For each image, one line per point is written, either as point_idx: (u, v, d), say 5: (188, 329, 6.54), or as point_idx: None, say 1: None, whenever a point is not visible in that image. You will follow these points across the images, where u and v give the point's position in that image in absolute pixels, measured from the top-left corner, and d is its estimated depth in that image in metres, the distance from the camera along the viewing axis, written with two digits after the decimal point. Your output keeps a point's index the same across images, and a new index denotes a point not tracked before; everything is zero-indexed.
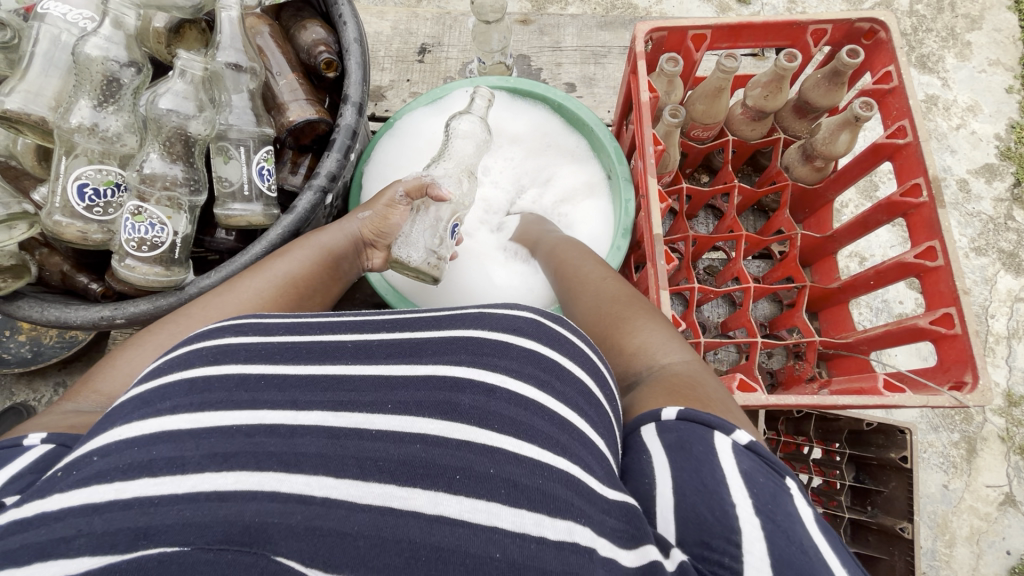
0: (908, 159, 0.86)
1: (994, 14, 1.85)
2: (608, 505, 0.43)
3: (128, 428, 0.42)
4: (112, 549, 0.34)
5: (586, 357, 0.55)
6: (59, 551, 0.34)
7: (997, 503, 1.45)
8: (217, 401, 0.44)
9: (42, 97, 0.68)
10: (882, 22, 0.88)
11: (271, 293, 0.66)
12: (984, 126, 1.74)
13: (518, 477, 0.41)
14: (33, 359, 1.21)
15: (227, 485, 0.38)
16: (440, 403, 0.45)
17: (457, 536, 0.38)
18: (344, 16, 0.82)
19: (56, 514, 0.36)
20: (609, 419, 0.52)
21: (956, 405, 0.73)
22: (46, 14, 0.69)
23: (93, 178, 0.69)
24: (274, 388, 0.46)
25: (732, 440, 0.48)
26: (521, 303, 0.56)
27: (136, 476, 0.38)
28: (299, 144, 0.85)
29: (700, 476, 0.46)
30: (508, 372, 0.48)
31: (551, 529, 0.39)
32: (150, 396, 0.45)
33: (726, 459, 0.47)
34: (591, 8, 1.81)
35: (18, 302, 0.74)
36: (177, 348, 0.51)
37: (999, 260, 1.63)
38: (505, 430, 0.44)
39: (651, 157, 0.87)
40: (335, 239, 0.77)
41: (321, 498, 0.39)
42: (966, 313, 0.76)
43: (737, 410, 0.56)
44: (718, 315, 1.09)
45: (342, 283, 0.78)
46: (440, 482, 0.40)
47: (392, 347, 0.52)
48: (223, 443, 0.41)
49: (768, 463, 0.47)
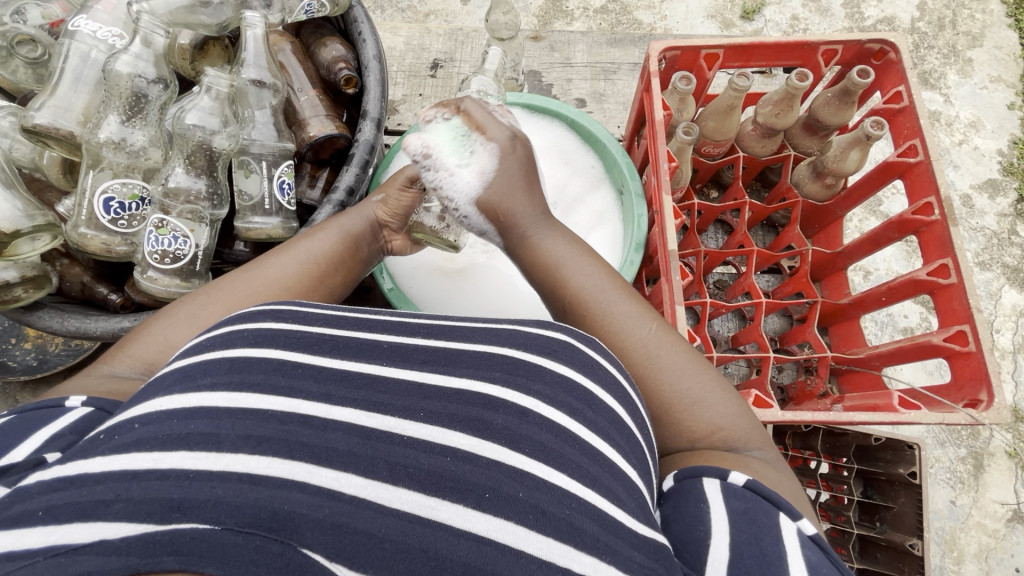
0: (919, 178, 0.86)
1: (995, 31, 1.87)
2: (637, 540, 0.44)
3: (169, 400, 0.43)
4: (148, 519, 0.34)
5: (618, 384, 0.55)
6: (98, 514, 0.35)
7: (1005, 520, 1.44)
8: (254, 383, 0.45)
9: (70, 113, 0.70)
10: (893, 43, 0.90)
11: (295, 275, 0.67)
12: (986, 142, 1.76)
13: (546, 505, 0.42)
14: (38, 368, 1.17)
15: (260, 468, 0.39)
16: (473, 420, 0.46)
17: (483, 554, 0.38)
18: (364, 34, 0.84)
19: (99, 476, 0.37)
20: (641, 450, 0.52)
21: (972, 422, 0.73)
22: (76, 31, 0.70)
23: (119, 192, 0.70)
24: (311, 378, 0.47)
25: (797, 526, 0.49)
26: (556, 324, 0.56)
27: (174, 449, 0.39)
28: (318, 158, 0.87)
29: (759, 546, 0.47)
30: (541, 397, 0.48)
31: (577, 563, 0.40)
32: (193, 370, 0.46)
33: (788, 540, 0.48)
34: (596, 24, 1.84)
35: (39, 313, 0.74)
36: (221, 327, 0.51)
37: (1004, 274, 1.63)
38: (536, 456, 0.44)
39: (665, 173, 0.89)
40: (355, 221, 0.75)
41: (350, 496, 0.39)
42: (980, 330, 0.76)
43: (787, 471, 0.58)
44: (727, 330, 1.09)
45: (362, 266, 0.77)
46: (470, 498, 0.41)
47: (428, 354, 0.52)
48: (259, 426, 0.42)
49: (831, 558, 0.48)
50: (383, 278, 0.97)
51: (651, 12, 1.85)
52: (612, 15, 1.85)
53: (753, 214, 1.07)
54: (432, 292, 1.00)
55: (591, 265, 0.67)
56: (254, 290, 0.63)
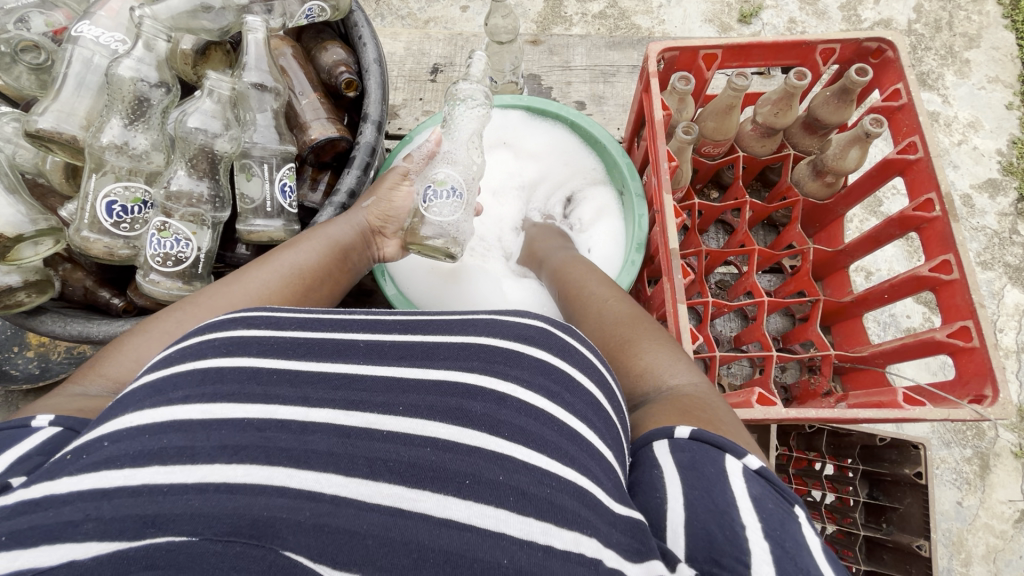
0: (920, 175, 0.87)
1: (993, 32, 1.88)
2: (615, 517, 0.43)
3: (139, 416, 0.42)
4: (120, 536, 0.34)
5: (595, 368, 0.55)
6: (65, 535, 0.34)
7: (1013, 521, 1.43)
8: (228, 393, 0.44)
9: (74, 117, 0.70)
10: (891, 41, 0.90)
11: (276, 285, 0.67)
12: (985, 142, 1.76)
13: (526, 486, 0.41)
14: (40, 376, 1.16)
15: (237, 476, 0.38)
16: (453, 409, 0.45)
17: (465, 540, 0.38)
18: (365, 38, 0.84)
19: (66, 497, 0.36)
20: (616, 432, 0.52)
21: (977, 418, 0.73)
22: (80, 37, 0.71)
23: (122, 196, 0.71)
24: (287, 383, 0.47)
25: (743, 465, 0.49)
26: (531, 312, 0.56)
27: (146, 464, 0.38)
28: (320, 162, 0.87)
29: (711, 497, 0.46)
30: (518, 382, 0.48)
31: (558, 539, 0.39)
32: (162, 384, 0.45)
33: (736, 483, 0.48)
34: (595, 29, 1.86)
35: (40, 317, 0.73)
36: (188, 339, 0.51)
37: (1006, 274, 1.63)
38: (515, 439, 0.44)
39: (665, 173, 0.89)
40: (343, 230, 0.77)
41: (330, 496, 0.38)
42: (983, 326, 0.76)
43: (737, 421, 0.58)
44: (730, 330, 1.09)
45: (349, 278, 0.79)
46: (450, 487, 0.40)
47: (404, 350, 0.52)
48: (233, 435, 0.41)
49: (774, 489, 0.48)
50: (385, 283, 0.96)
51: (649, 17, 1.86)
52: (610, 20, 1.87)
53: (753, 214, 1.07)
54: (434, 294, 1.00)
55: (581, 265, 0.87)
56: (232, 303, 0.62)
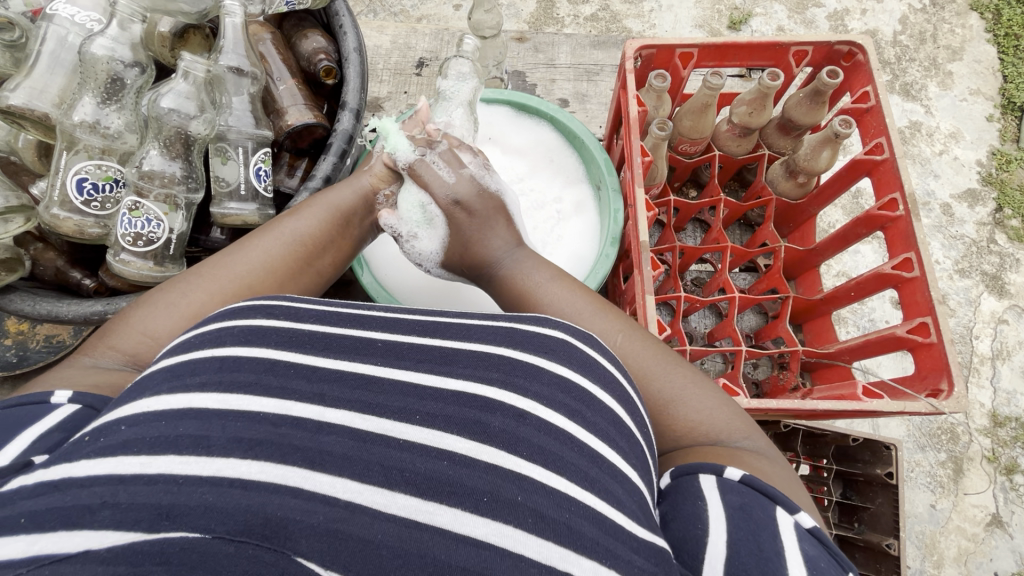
0: (885, 175, 0.89)
1: (975, 45, 1.92)
2: (636, 544, 0.43)
3: (160, 400, 0.42)
4: (136, 526, 0.33)
5: (618, 383, 0.55)
6: (83, 522, 0.33)
7: (983, 524, 1.46)
8: (245, 384, 0.44)
9: (46, 94, 0.70)
10: (861, 45, 0.93)
11: (280, 254, 0.66)
12: (966, 152, 1.80)
13: (545, 509, 0.41)
14: (18, 365, 1.14)
15: (251, 473, 0.38)
16: (471, 422, 0.45)
17: (481, 558, 0.37)
18: (345, 26, 0.85)
19: (84, 481, 0.36)
20: (640, 450, 0.52)
21: (932, 411, 0.75)
22: (55, 15, 0.72)
23: (93, 173, 0.71)
24: (304, 378, 0.47)
25: (795, 521, 0.49)
26: (554, 321, 0.56)
27: (161, 452, 0.38)
28: (297, 148, 0.88)
29: (756, 542, 0.46)
30: (538, 399, 0.48)
31: (577, 567, 0.39)
32: (181, 369, 0.46)
33: (787, 535, 0.47)
34: (586, 29, 1.88)
35: (10, 295, 0.73)
36: (210, 323, 0.51)
37: (983, 282, 1.66)
38: (535, 459, 0.44)
39: (637, 167, 0.90)
40: (344, 196, 0.74)
41: (344, 501, 0.38)
42: (941, 323, 0.78)
43: (783, 465, 0.57)
44: (704, 326, 1.11)
45: (358, 241, 0.76)
46: (468, 502, 0.40)
47: (424, 352, 0.52)
48: (250, 429, 0.41)
49: (829, 551, 0.48)
50: (363, 272, 0.96)
51: (640, 20, 1.88)
52: (602, 23, 1.88)
53: (728, 212, 1.09)
54: (419, 288, 1.00)
55: (559, 283, 0.71)
56: (241, 274, 0.63)
